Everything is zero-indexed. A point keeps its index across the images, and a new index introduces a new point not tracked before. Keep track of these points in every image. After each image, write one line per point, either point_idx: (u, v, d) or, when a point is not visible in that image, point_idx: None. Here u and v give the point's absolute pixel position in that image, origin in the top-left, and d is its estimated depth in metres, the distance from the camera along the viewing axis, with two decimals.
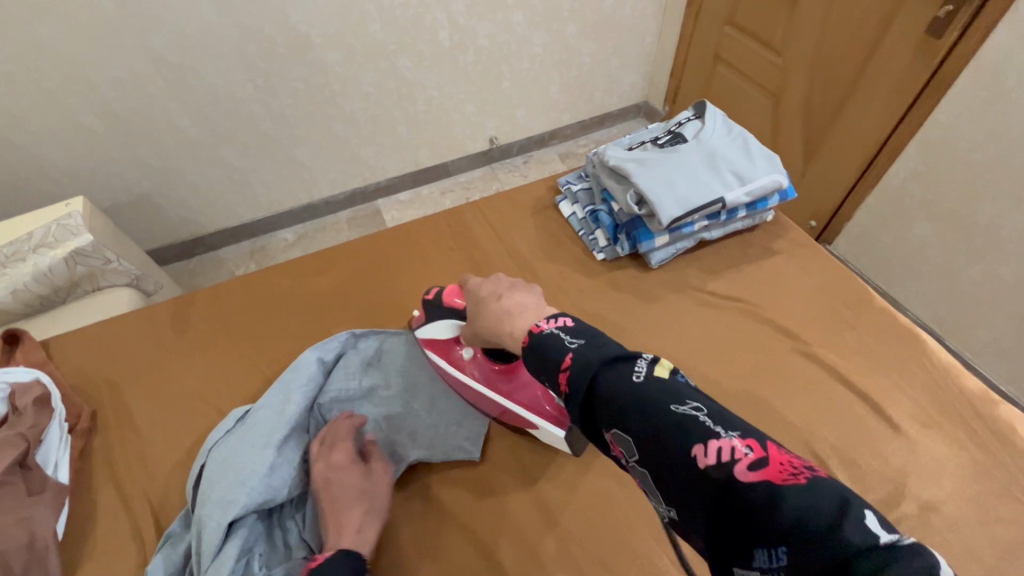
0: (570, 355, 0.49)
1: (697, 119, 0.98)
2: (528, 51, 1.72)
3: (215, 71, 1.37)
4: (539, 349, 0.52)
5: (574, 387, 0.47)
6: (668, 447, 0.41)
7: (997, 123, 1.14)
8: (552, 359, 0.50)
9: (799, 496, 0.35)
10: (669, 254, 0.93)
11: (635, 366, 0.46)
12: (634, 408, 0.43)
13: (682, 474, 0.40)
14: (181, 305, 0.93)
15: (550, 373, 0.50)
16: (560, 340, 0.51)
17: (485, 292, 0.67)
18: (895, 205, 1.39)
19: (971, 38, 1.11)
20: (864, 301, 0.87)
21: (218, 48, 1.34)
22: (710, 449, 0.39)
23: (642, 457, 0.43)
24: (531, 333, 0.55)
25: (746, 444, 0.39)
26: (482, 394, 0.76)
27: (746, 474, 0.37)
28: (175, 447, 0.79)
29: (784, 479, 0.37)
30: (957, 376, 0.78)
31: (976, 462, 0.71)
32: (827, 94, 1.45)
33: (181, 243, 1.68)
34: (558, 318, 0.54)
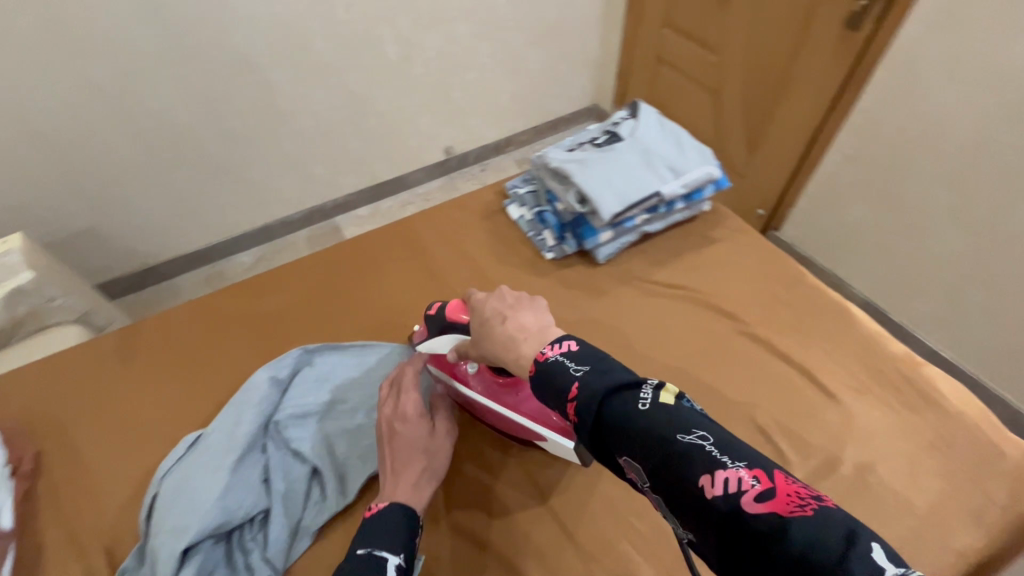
0: (576, 383, 0.48)
1: (632, 118, 1.02)
2: (477, 61, 1.75)
3: (158, 96, 1.35)
4: (544, 377, 0.52)
5: (581, 416, 0.47)
6: (675, 477, 0.40)
7: (912, 106, 1.22)
8: (559, 388, 0.50)
9: (805, 530, 0.34)
10: (614, 248, 0.97)
11: (641, 392, 0.45)
12: (642, 437, 0.42)
13: (690, 503, 0.39)
14: (128, 336, 0.91)
15: (556, 401, 0.50)
16: (565, 367, 0.50)
17: (489, 311, 0.64)
18: (831, 188, 1.47)
19: (885, 29, 1.19)
20: (798, 281, 0.92)
21: (160, 72, 1.32)
22: (717, 480, 0.38)
23: (654, 485, 0.42)
24: (537, 362, 0.54)
25: (753, 474, 0.38)
26: (490, 408, 0.75)
27: (753, 506, 0.36)
28: (127, 480, 0.77)
29: (792, 511, 0.36)
30: (885, 343, 0.83)
31: (906, 422, 0.76)
32: (762, 87, 1.53)
33: (132, 274, 1.63)
34: (562, 343, 0.53)
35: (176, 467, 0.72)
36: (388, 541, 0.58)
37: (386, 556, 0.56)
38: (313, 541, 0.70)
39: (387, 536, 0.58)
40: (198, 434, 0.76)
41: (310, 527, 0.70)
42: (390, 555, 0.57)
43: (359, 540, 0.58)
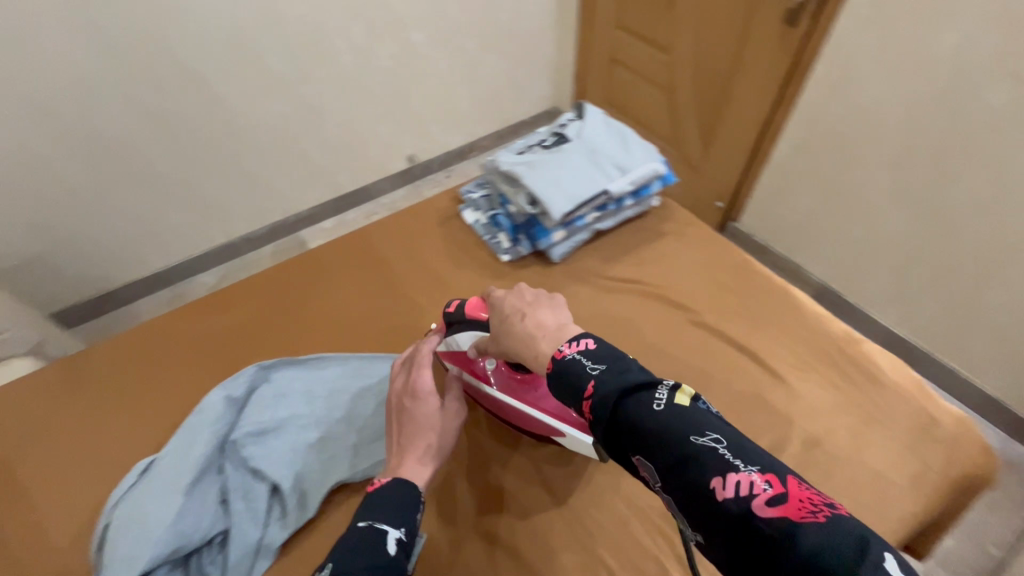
0: (593, 383, 0.48)
1: (578, 118, 1.04)
2: (435, 69, 1.76)
3: (104, 116, 1.31)
4: (560, 374, 0.52)
5: (597, 415, 0.47)
6: (688, 478, 0.42)
7: (847, 97, 1.28)
8: (575, 386, 0.50)
9: (814, 534, 0.36)
10: (568, 247, 0.99)
11: (656, 394, 0.46)
12: (656, 439, 0.44)
13: (702, 504, 0.41)
14: (76, 363, 0.88)
15: (572, 399, 0.50)
16: (582, 366, 0.50)
17: (508, 308, 0.64)
18: (782, 178, 1.53)
19: (820, 25, 1.25)
20: (745, 269, 0.95)
21: (105, 92, 1.29)
22: (729, 482, 0.40)
23: (667, 485, 0.44)
24: (554, 359, 0.53)
25: (765, 478, 0.39)
26: (508, 405, 0.77)
27: (764, 509, 0.38)
28: (79, 511, 0.74)
29: (803, 516, 0.37)
30: (829, 324, 0.87)
31: (849, 398, 0.79)
32: (712, 84, 1.58)
33: (87, 301, 1.58)
34: (580, 341, 0.53)
35: (130, 494, 0.71)
36: (389, 514, 0.57)
37: (387, 529, 0.55)
38: (274, 560, 0.69)
39: (389, 510, 0.57)
40: (152, 459, 0.74)
41: (271, 544, 0.69)
42: (390, 528, 0.56)
43: (361, 514, 0.57)
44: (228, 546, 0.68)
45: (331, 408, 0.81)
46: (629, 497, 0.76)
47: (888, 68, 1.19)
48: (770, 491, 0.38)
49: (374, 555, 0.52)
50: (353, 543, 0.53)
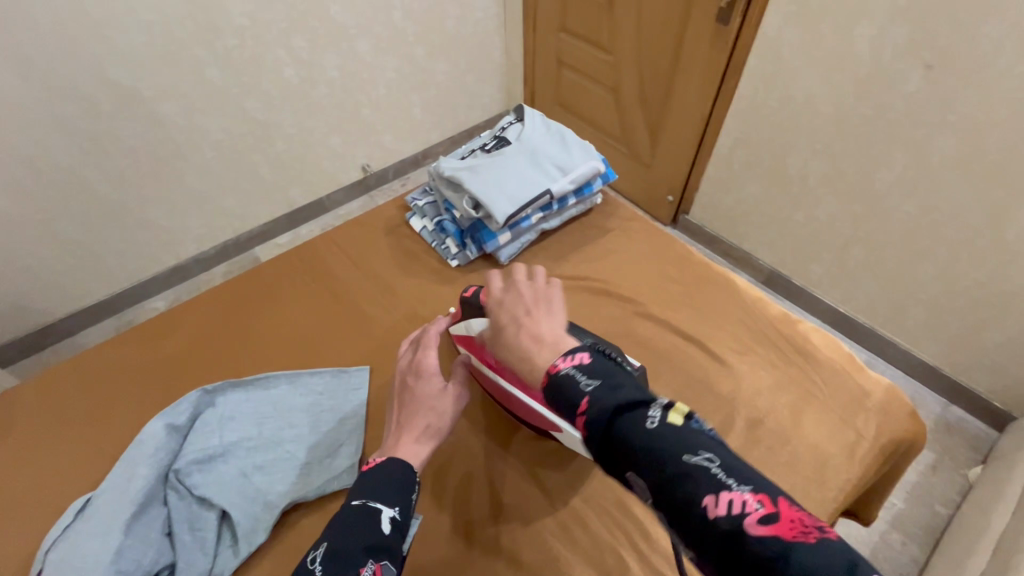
0: (586, 399, 0.45)
1: (519, 122, 1.06)
2: (382, 77, 1.74)
3: (29, 139, 1.25)
4: (553, 388, 0.49)
5: (590, 432, 0.44)
6: (678, 496, 0.39)
7: (778, 91, 1.35)
8: (569, 401, 0.47)
9: (807, 555, 0.34)
10: (515, 249, 0.99)
11: (648, 410, 0.43)
12: (647, 456, 0.41)
13: (692, 523, 0.38)
14: (5, 401, 0.84)
15: (567, 414, 0.47)
16: (575, 381, 0.47)
17: (503, 316, 0.58)
18: (725, 170, 1.59)
19: (748, 23, 1.31)
20: (689, 260, 0.98)
21: (29, 115, 1.23)
22: (721, 501, 0.37)
23: (657, 504, 0.41)
24: (548, 373, 0.49)
25: (757, 499, 0.37)
26: (514, 395, 0.75)
27: (756, 528, 0.35)
28: (10, 556, 0.70)
29: (794, 537, 0.35)
30: (770, 307, 0.91)
31: (790, 376, 0.83)
32: (654, 82, 1.63)
33: (25, 336, 1.49)
34: (575, 354, 0.49)
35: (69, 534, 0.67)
36: (384, 493, 0.55)
37: (382, 507, 0.54)
38: None
39: (384, 489, 0.55)
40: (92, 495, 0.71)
41: (223, 572, 0.67)
42: (385, 506, 0.54)
43: (355, 492, 0.55)
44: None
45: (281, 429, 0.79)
46: (587, 491, 0.76)
47: (812, 61, 1.25)
48: (763, 509, 0.36)
49: (367, 536, 0.51)
50: (346, 523, 0.52)
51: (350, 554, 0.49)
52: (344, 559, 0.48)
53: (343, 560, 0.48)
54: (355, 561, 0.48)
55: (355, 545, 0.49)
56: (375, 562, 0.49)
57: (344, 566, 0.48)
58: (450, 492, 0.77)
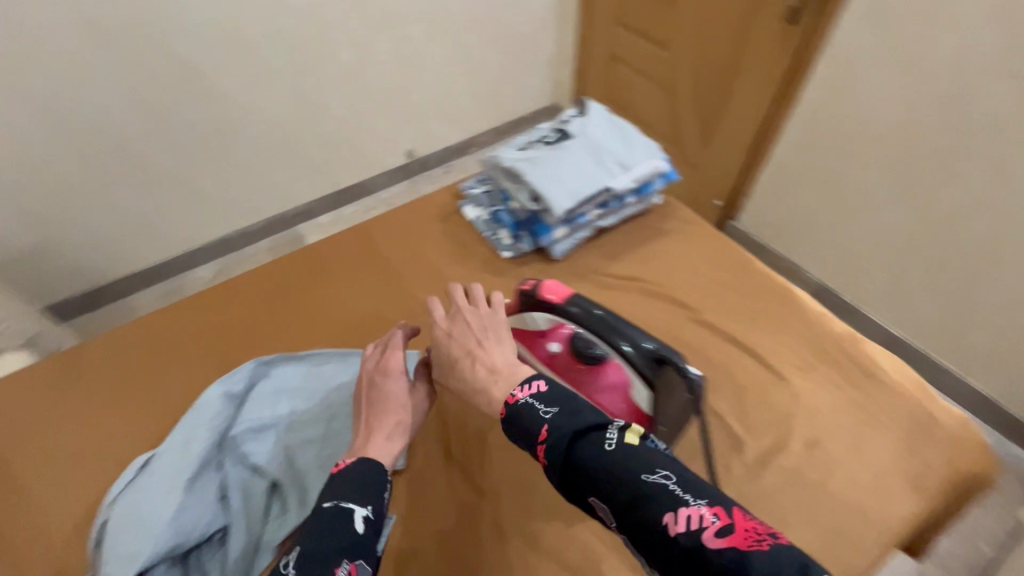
0: (546, 427, 0.52)
1: (581, 115, 1.04)
2: (433, 64, 1.75)
3: (101, 106, 1.30)
4: (515, 419, 0.55)
5: (551, 458, 0.51)
6: (640, 515, 0.43)
7: (845, 97, 1.29)
8: (530, 430, 0.54)
9: (765, 562, 0.37)
10: (569, 244, 0.98)
11: (607, 434, 0.49)
12: (609, 478, 0.46)
13: (656, 541, 0.42)
14: (71, 358, 0.88)
15: (529, 442, 0.54)
16: (535, 411, 0.54)
17: (456, 351, 0.66)
18: (779, 177, 1.53)
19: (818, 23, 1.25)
20: (748, 268, 0.95)
21: (103, 84, 1.27)
22: (680, 517, 0.41)
23: (619, 526, 0.45)
24: (507, 404, 0.57)
25: (713, 512, 0.41)
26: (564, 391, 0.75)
27: (713, 541, 0.39)
28: (75, 506, 0.74)
29: (750, 546, 0.38)
30: (832, 324, 0.87)
31: (849, 398, 0.80)
32: (711, 83, 1.58)
33: (82, 294, 1.57)
34: (531, 384, 0.57)
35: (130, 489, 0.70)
36: (356, 493, 0.57)
37: (354, 507, 0.56)
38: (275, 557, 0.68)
39: (355, 489, 0.57)
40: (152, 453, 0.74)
41: (272, 542, 0.68)
42: (357, 506, 0.56)
43: (325, 494, 0.57)
44: (228, 544, 0.67)
45: (330, 405, 0.79)
46: None
47: (890, 68, 1.18)
48: (717, 523, 0.40)
49: (338, 537, 0.53)
50: (319, 524, 0.54)
51: (323, 555, 0.51)
52: (318, 561, 0.50)
53: (317, 561, 0.50)
54: (330, 562, 0.50)
55: (329, 547, 0.51)
56: (349, 562, 0.51)
57: (316, 568, 0.49)
58: (492, 486, 0.76)
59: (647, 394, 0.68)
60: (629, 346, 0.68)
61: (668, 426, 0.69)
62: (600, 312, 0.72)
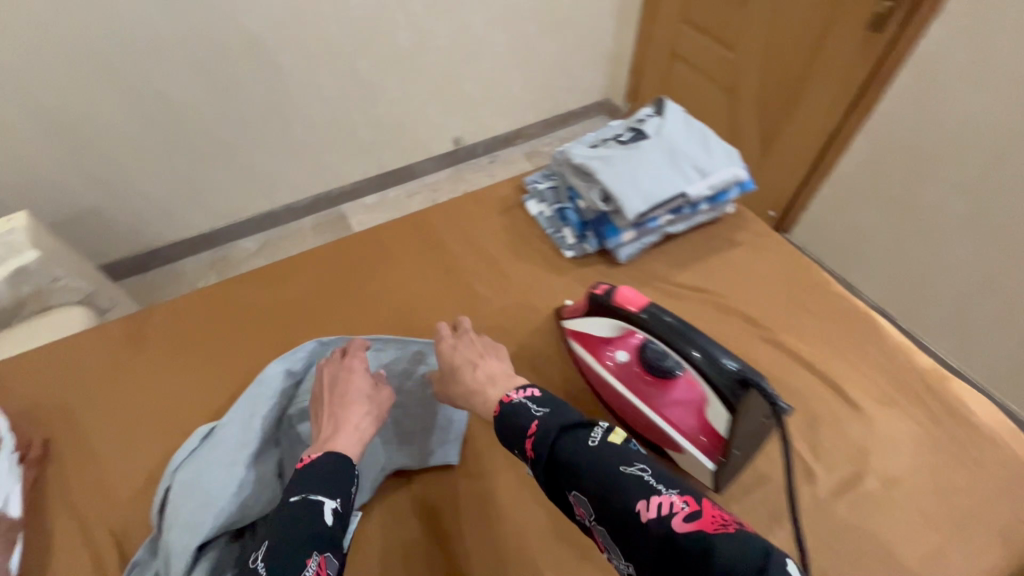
0: (536, 423, 0.59)
1: (658, 115, 1.00)
2: (490, 51, 1.72)
3: (167, 75, 1.31)
4: (509, 416, 0.61)
5: (539, 451, 0.56)
6: (618, 504, 0.49)
7: (931, 112, 1.21)
8: (521, 427, 0.60)
9: (725, 541, 0.43)
10: (636, 249, 0.95)
11: (592, 432, 0.55)
12: (592, 468, 0.52)
13: (631, 528, 0.48)
14: (136, 322, 0.89)
15: (518, 438, 0.60)
16: (528, 409, 0.61)
17: (459, 358, 0.74)
18: (845, 191, 1.46)
19: (907, 32, 1.18)
20: (821, 289, 0.91)
21: (169, 53, 1.28)
22: (652, 505, 0.48)
23: (597, 515, 0.51)
24: (502, 404, 0.64)
25: (682, 499, 0.47)
26: (630, 402, 0.73)
27: (683, 526, 0.45)
28: (137, 470, 0.75)
29: (715, 529, 0.45)
30: (911, 356, 0.82)
31: (931, 436, 0.75)
32: (779, 87, 1.52)
33: (135, 256, 1.61)
34: (525, 389, 0.64)
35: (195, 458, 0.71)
36: (324, 486, 0.59)
37: (323, 499, 0.58)
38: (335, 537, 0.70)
39: (321, 481, 0.59)
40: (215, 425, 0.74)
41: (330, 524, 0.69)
42: (326, 499, 0.58)
43: (292, 488, 0.59)
44: None
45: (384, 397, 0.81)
46: None
47: (990, 85, 1.10)
48: (687, 509, 0.46)
49: (309, 529, 0.54)
50: (291, 517, 0.55)
51: (295, 548, 0.52)
52: (290, 553, 0.52)
53: (288, 553, 0.52)
54: (300, 554, 0.52)
55: (299, 539, 0.53)
56: (320, 554, 0.53)
57: (288, 559, 0.51)
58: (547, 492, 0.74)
59: (724, 412, 0.63)
60: (700, 354, 0.63)
61: (744, 450, 0.65)
62: (670, 318, 0.67)
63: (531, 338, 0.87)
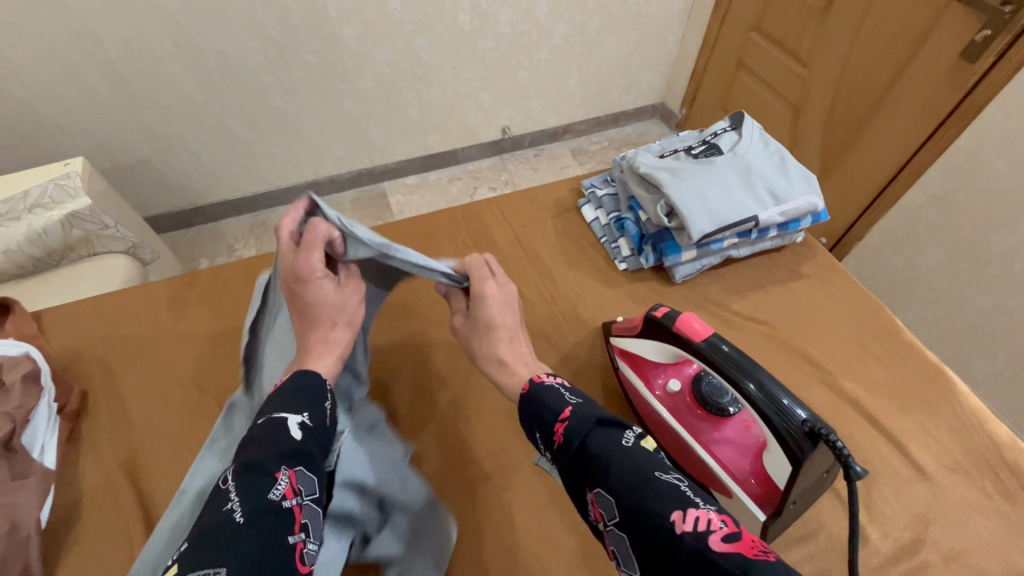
0: (569, 409, 0.55)
1: (733, 130, 0.94)
2: (549, 42, 1.66)
3: (226, 37, 1.30)
4: (538, 398, 0.58)
5: (568, 438, 0.53)
6: (647, 509, 0.45)
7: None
8: (550, 411, 0.56)
9: (767, 569, 0.39)
10: (694, 269, 0.90)
11: (625, 432, 0.52)
12: (624, 468, 0.48)
13: (660, 537, 0.43)
14: (181, 285, 0.89)
15: (545, 422, 0.57)
16: (561, 397, 0.57)
17: (500, 321, 0.69)
18: (908, 227, 1.37)
19: (1005, 66, 1.08)
20: (890, 334, 0.85)
21: (231, 15, 1.27)
22: (688, 517, 0.43)
23: (620, 519, 0.47)
24: (531, 382, 0.61)
25: (721, 518, 0.43)
26: (677, 435, 0.68)
27: (720, 544, 0.41)
28: (169, 436, 0.74)
29: (755, 555, 0.40)
30: (982, 420, 0.76)
31: (1000, 512, 0.69)
32: (852, 108, 1.43)
33: (179, 212, 1.64)
34: (557, 376, 0.62)
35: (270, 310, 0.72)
36: (293, 403, 0.53)
37: (287, 415, 0.51)
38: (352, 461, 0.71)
39: (285, 399, 0.53)
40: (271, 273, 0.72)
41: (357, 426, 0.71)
42: (290, 414, 0.52)
43: (258, 413, 0.52)
44: None
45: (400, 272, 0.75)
46: None
47: None
48: (725, 528, 0.42)
49: (276, 445, 0.48)
50: (258, 437, 0.49)
51: (261, 462, 0.46)
52: (257, 468, 0.46)
53: (255, 470, 0.45)
54: (268, 470, 0.46)
55: (266, 456, 0.47)
56: (290, 469, 0.47)
57: (256, 475, 0.45)
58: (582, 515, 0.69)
59: (784, 461, 0.58)
60: (757, 389, 0.59)
61: (800, 503, 0.61)
62: (729, 348, 0.62)
63: (576, 349, 0.83)
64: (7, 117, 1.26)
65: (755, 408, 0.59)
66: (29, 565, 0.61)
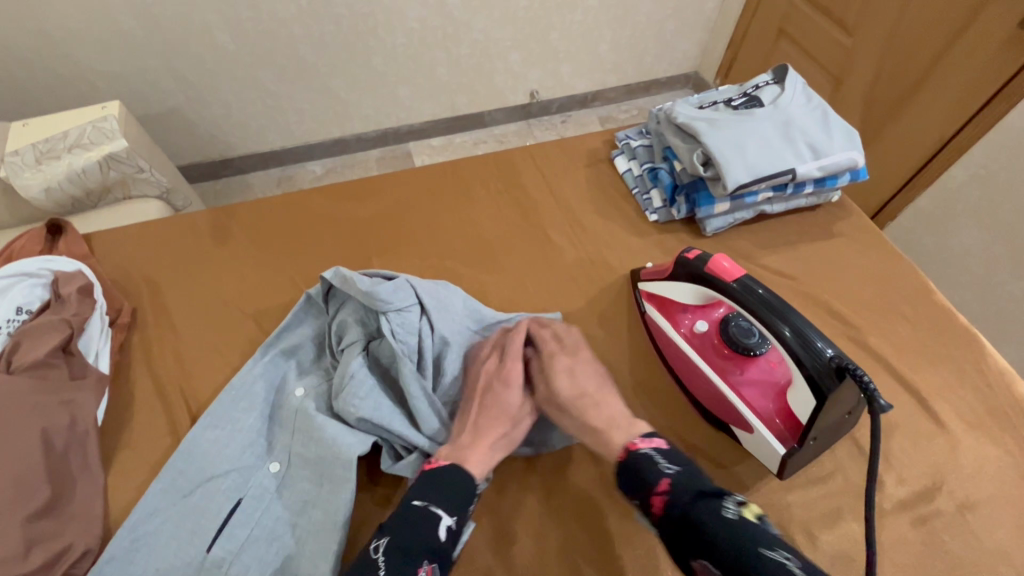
0: (666, 480, 0.55)
1: (776, 84, 0.92)
2: (583, 4, 1.63)
3: None
4: (632, 465, 0.58)
5: (667, 509, 0.53)
6: None
7: None
8: (646, 480, 0.56)
9: None
10: (726, 223, 0.90)
11: (726, 503, 0.52)
12: (730, 543, 0.48)
13: None
14: (220, 216, 0.92)
15: (643, 492, 0.56)
16: (656, 463, 0.57)
17: (576, 390, 0.66)
18: (944, 204, 1.34)
19: None
20: (922, 296, 0.84)
21: None
22: None
23: None
24: (627, 450, 0.59)
25: None
26: (700, 373, 0.70)
27: None
28: (212, 352, 0.78)
29: None
30: (1008, 382, 0.76)
31: (1020, 470, 0.69)
32: (896, 81, 1.39)
33: (210, 162, 1.66)
34: (652, 439, 0.59)
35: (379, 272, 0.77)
36: (446, 499, 0.56)
37: (440, 515, 0.55)
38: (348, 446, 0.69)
39: (442, 492, 0.57)
40: (389, 316, 0.69)
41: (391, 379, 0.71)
42: (444, 514, 0.55)
43: (417, 491, 0.57)
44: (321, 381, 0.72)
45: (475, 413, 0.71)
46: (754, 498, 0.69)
47: None
48: None
49: (424, 539, 0.53)
50: (412, 525, 0.54)
51: (410, 553, 0.52)
52: (406, 561, 0.51)
53: (404, 559, 0.51)
54: (413, 561, 0.52)
55: (415, 544, 0.53)
56: (428, 565, 0.52)
57: (404, 564, 0.51)
58: None
59: (808, 397, 0.60)
60: (792, 334, 0.59)
61: (819, 439, 0.63)
62: (764, 292, 0.62)
63: (603, 293, 0.85)
64: (47, 60, 1.29)
65: (786, 350, 0.60)
66: (87, 455, 0.66)
